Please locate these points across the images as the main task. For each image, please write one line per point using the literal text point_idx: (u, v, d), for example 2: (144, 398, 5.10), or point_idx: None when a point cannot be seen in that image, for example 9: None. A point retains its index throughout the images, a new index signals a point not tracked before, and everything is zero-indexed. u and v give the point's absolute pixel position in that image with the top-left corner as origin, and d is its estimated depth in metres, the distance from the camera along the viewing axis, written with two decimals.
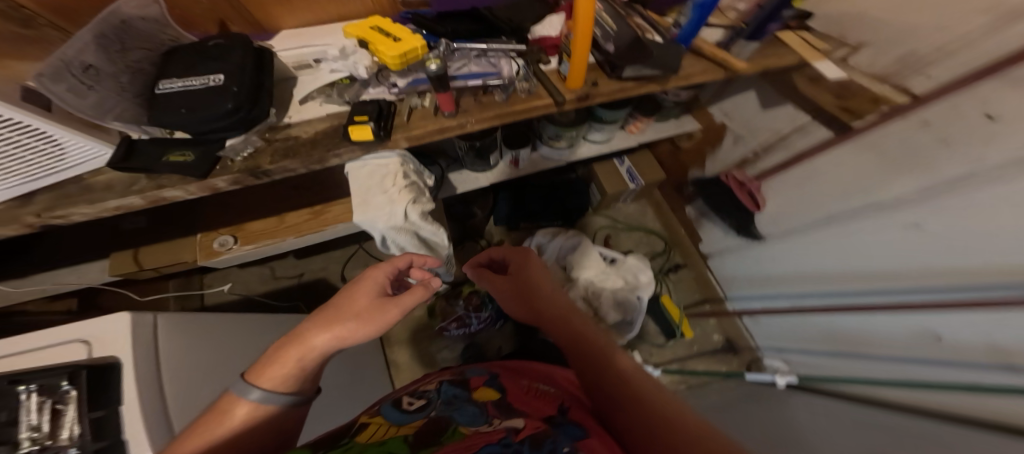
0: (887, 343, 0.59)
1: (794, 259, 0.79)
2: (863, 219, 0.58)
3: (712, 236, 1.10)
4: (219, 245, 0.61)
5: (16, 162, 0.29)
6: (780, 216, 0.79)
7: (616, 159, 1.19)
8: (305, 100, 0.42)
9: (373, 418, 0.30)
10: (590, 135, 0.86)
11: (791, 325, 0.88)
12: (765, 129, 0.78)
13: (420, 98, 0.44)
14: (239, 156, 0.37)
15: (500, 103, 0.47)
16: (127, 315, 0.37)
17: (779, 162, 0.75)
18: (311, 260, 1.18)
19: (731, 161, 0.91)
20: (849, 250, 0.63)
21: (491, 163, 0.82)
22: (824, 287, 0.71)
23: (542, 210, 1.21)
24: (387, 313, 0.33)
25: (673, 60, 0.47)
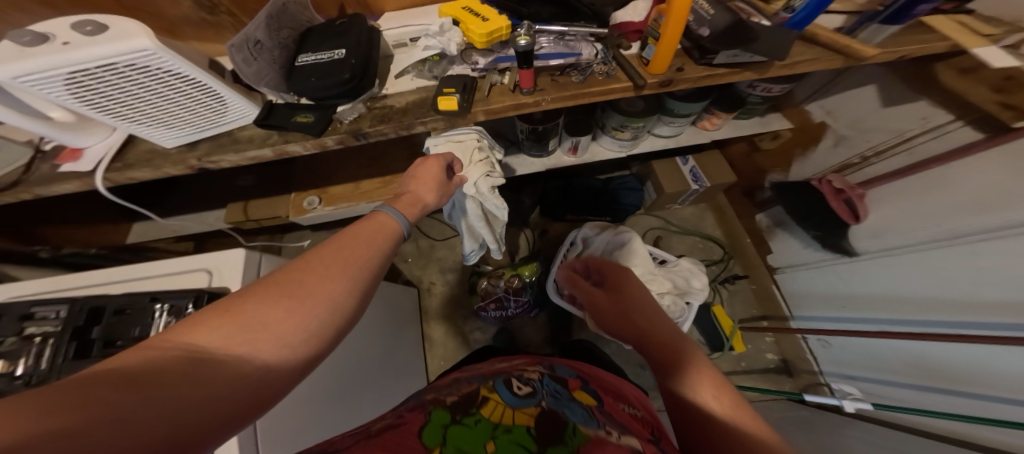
0: (1004, 381, 0.52)
1: (892, 279, 0.71)
2: (1006, 236, 0.50)
3: (786, 246, 1.02)
4: (307, 204, 0.69)
5: (192, 112, 0.38)
6: (884, 232, 0.71)
7: (678, 158, 1.14)
8: (400, 74, 0.47)
9: (490, 392, 0.41)
10: (656, 128, 0.83)
11: (870, 352, 0.80)
12: (884, 130, 0.69)
13: (500, 75, 0.47)
14: (345, 120, 0.43)
15: (576, 84, 0.48)
16: (240, 251, 0.41)
17: (900, 166, 0.68)
18: None
19: (829, 166, 0.84)
20: (977, 273, 0.55)
21: (548, 149, 0.83)
22: (933, 315, 0.63)
23: (592, 203, 1.20)
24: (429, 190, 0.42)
25: (780, 47, 0.44)
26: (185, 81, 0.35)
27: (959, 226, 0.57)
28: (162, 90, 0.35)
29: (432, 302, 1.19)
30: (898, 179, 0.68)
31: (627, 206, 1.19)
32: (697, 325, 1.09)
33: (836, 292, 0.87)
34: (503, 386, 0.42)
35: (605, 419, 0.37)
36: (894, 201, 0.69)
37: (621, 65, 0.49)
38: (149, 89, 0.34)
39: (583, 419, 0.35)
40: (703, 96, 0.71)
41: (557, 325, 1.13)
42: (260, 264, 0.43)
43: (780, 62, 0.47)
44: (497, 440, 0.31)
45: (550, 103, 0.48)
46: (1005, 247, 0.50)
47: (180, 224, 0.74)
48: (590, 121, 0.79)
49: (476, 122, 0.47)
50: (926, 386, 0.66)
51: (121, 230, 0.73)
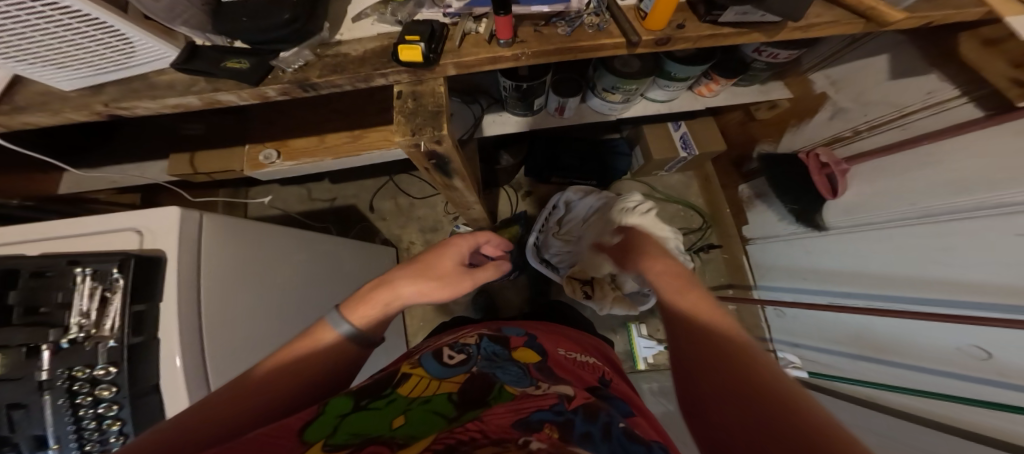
0: (926, 355, 0.57)
1: (855, 257, 0.74)
2: (968, 221, 0.51)
3: (762, 219, 1.04)
4: (264, 158, 0.63)
5: (88, 52, 0.31)
6: (858, 210, 0.72)
7: (671, 123, 1.09)
8: (358, 17, 0.40)
9: (414, 369, 0.41)
10: (650, 92, 0.78)
11: (817, 323, 0.87)
12: (887, 104, 0.66)
13: (475, 23, 0.40)
14: (290, 68, 0.37)
15: (562, 38, 0.42)
16: (174, 208, 0.38)
17: (887, 143, 0.66)
18: (344, 187, 1.23)
19: (819, 139, 0.82)
20: (930, 258, 0.58)
21: (533, 108, 0.76)
22: (883, 291, 0.67)
23: (578, 167, 1.16)
24: (449, 281, 0.47)
25: (798, 8, 0.39)
26: (76, 18, 0.28)
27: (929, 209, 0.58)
28: (48, 27, 0.28)
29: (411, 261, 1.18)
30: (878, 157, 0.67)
31: (614, 171, 1.16)
32: None
33: (799, 267, 0.91)
34: (432, 360, 0.44)
35: (540, 375, 0.41)
36: (871, 184, 0.69)
37: (617, 17, 0.43)
38: (29, 26, 0.27)
39: (513, 379, 0.39)
40: (705, 58, 0.65)
41: (534, 287, 1.17)
42: (201, 224, 0.41)
43: (792, 23, 0.42)
44: (411, 414, 0.30)
45: (532, 60, 0.42)
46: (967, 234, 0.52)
47: (122, 175, 0.68)
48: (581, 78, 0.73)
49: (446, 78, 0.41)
50: (859, 353, 0.73)
51: (51, 180, 0.66)
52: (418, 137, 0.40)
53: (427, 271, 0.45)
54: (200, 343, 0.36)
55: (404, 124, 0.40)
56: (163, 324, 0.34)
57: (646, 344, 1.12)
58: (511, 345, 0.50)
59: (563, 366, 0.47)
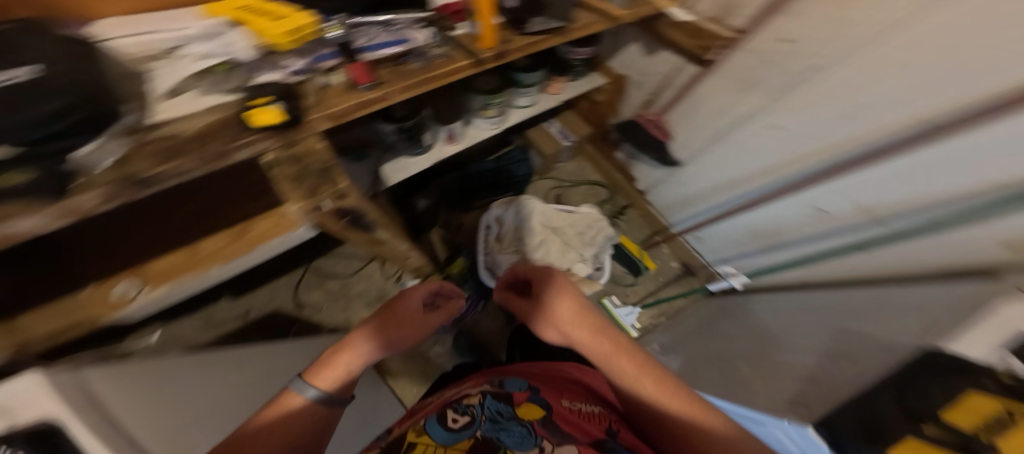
0: (797, 225, 0.81)
1: (716, 170, 0.95)
2: (789, 100, 0.68)
3: (644, 172, 1.26)
4: (120, 295, 0.54)
5: None
6: (690, 139, 0.95)
7: (546, 122, 1.29)
8: (176, 97, 0.38)
9: (422, 436, 0.47)
10: (516, 101, 0.90)
11: (723, 236, 1.09)
12: (654, 73, 0.93)
13: (326, 75, 0.44)
14: (99, 167, 0.32)
15: (419, 70, 0.48)
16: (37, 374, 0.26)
17: (671, 97, 0.94)
18: (250, 296, 1.11)
19: (636, 104, 1.06)
20: (766, 148, 0.78)
21: (424, 143, 0.82)
22: (750, 185, 0.87)
23: (492, 185, 1.31)
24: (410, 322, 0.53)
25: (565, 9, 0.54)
26: None
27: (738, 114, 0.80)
28: None
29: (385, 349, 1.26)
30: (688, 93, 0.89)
31: (522, 177, 1.30)
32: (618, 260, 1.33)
33: (684, 197, 1.13)
34: (439, 424, 0.49)
35: (545, 431, 0.47)
36: (694, 116, 0.91)
37: (459, 43, 0.50)
38: None
39: (517, 441, 0.45)
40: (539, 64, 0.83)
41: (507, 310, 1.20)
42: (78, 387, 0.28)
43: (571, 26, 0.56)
44: None
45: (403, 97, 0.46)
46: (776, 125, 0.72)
47: None
48: (453, 105, 0.82)
49: (321, 133, 0.43)
50: (762, 246, 0.97)
51: None
52: (318, 197, 0.44)
53: (380, 325, 0.50)
54: None
55: (295, 188, 0.43)
56: None
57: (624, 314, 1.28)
58: (514, 400, 0.54)
59: (566, 415, 0.52)
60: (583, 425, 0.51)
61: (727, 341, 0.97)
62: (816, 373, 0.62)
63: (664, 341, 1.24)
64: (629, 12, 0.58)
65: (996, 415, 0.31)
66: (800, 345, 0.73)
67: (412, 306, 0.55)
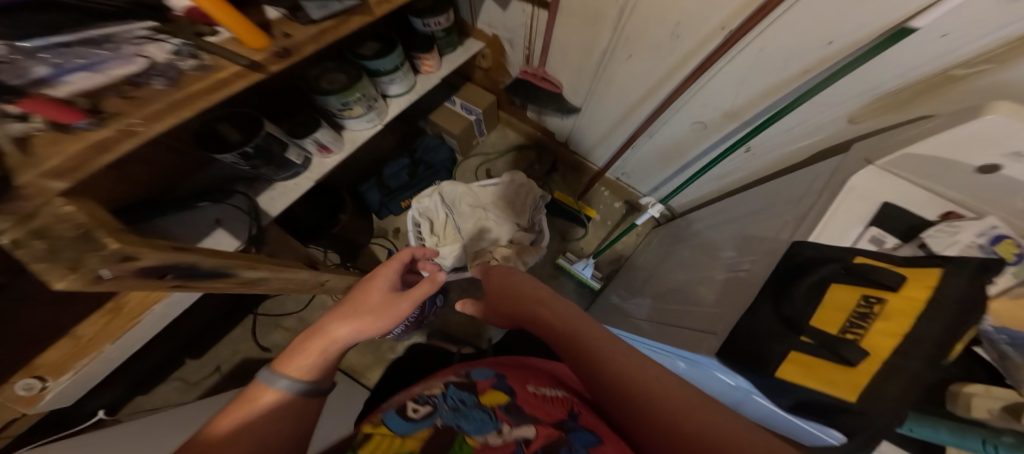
0: (688, 140, 0.88)
1: (608, 108, 0.97)
2: (630, 27, 0.68)
3: (556, 125, 1.27)
4: (26, 389, 0.54)
5: None
6: (576, 86, 0.95)
7: (447, 101, 1.32)
8: None
9: (378, 428, 0.40)
10: (388, 91, 0.86)
11: (645, 166, 1.14)
12: (518, 25, 0.89)
13: (21, 121, 0.34)
14: None
15: (169, 90, 0.41)
16: None
17: (540, 50, 0.91)
18: (214, 354, 1.43)
19: (519, 61, 1.02)
20: (631, 81, 0.81)
21: (298, 162, 0.78)
22: (639, 112, 0.90)
23: (414, 182, 1.30)
24: (398, 306, 0.50)
25: None
26: None
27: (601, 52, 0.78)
28: None
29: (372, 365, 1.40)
30: (551, 42, 0.85)
31: (441, 163, 1.32)
32: (562, 218, 1.40)
33: (594, 138, 1.17)
34: (395, 416, 0.41)
35: (506, 415, 0.40)
36: (566, 64, 0.90)
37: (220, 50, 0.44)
38: None
39: (475, 426, 0.37)
40: (392, 46, 0.78)
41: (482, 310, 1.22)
42: None
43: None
44: None
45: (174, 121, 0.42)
46: (634, 57, 0.74)
47: None
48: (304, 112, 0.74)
49: (62, 194, 0.36)
50: (676, 167, 1.03)
51: None
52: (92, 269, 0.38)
53: (358, 310, 0.47)
54: None
55: (54, 271, 0.35)
56: None
57: (582, 267, 1.31)
58: (477, 389, 0.48)
59: (528, 398, 0.47)
60: (545, 407, 0.44)
61: (670, 267, 1.00)
62: (726, 285, 0.63)
63: (625, 280, 1.29)
64: None
65: (865, 300, 0.41)
66: (720, 255, 0.76)
67: (387, 284, 0.54)
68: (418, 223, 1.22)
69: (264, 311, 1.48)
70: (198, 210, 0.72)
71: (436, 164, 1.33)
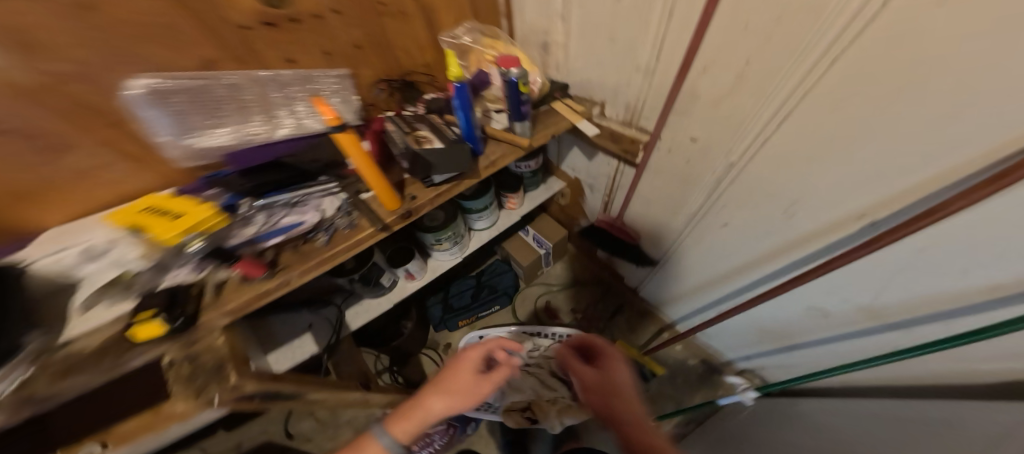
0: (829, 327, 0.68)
1: (707, 266, 0.84)
2: (733, 191, 0.58)
3: (631, 270, 1.21)
4: None
5: None
6: (657, 243, 0.92)
7: (522, 231, 1.31)
8: (89, 308, 0.43)
9: None
10: (475, 225, 0.96)
11: (727, 329, 1.01)
12: (602, 174, 0.88)
13: (225, 270, 0.49)
14: (4, 389, 0.36)
15: (322, 246, 0.53)
16: None
17: (622, 200, 0.89)
18: (247, 429, 1.22)
19: (597, 209, 1.03)
20: (764, 234, 0.60)
21: (387, 284, 0.88)
22: (758, 276, 0.70)
23: (475, 304, 1.30)
24: (477, 383, 0.58)
25: (461, 159, 0.56)
26: None
27: (687, 213, 0.72)
28: None
29: None
30: (633, 197, 0.83)
31: (506, 289, 1.32)
32: None
33: (670, 297, 1.12)
34: None
35: None
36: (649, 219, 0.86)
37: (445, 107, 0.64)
38: None
39: None
40: (482, 190, 0.87)
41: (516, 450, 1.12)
42: None
43: (483, 161, 0.61)
44: None
45: (261, 56, 0.46)
46: (727, 226, 0.66)
47: None
48: (452, 214, 0.86)
49: (220, 327, 0.48)
50: (780, 340, 0.85)
51: None
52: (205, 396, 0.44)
53: (447, 386, 0.57)
54: None
55: (182, 394, 0.44)
56: None
57: None
58: None
59: None
60: None
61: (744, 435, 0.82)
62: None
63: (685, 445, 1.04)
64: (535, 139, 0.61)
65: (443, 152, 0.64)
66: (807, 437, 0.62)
67: (463, 376, 0.58)
68: None
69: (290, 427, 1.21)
70: (298, 313, 0.82)
71: (500, 288, 1.32)
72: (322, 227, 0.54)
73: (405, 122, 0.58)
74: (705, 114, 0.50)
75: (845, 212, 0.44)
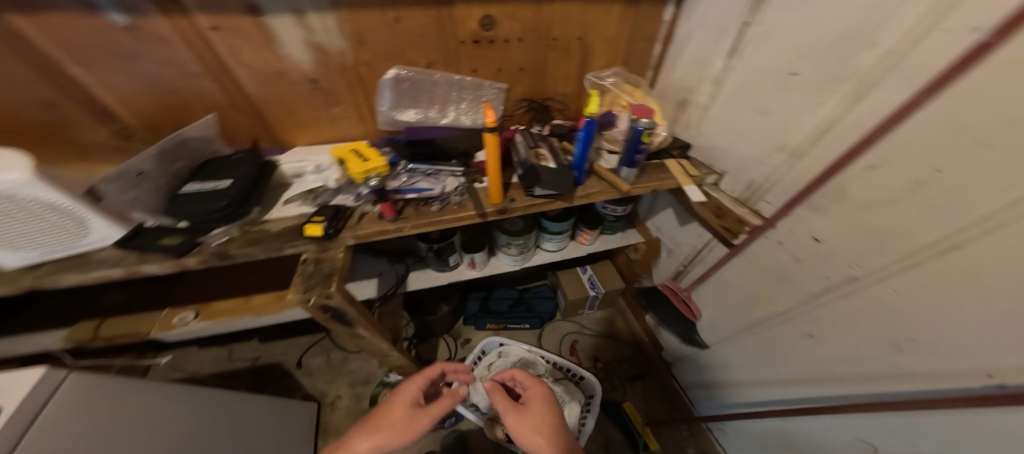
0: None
1: (761, 362, 0.79)
2: (835, 304, 0.54)
3: (671, 343, 1.16)
4: (178, 319, 0.75)
5: (47, 238, 0.46)
6: (714, 326, 0.90)
7: (579, 267, 1.33)
8: (288, 202, 0.61)
9: None
10: (543, 244, 1.02)
11: (750, 428, 0.91)
12: (687, 244, 0.87)
13: (371, 205, 0.62)
14: (216, 241, 0.53)
15: (434, 212, 0.62)
16: (41, 370, 0.43)
17: (699, 275, 0.86)
18: (273, 345, 1.28)
19: (666, 273, 1.01)
20: (847, 353, 0.56)
21: (451, 263, 0.96)
22: (818, 394, 0.65)
23: (508, 315, 1.34)
24: (415, 417, 0.63)
25: (567, 182, 0.60)
26: (60, 214, 0.44)
27: (772, 311, 0.68)
28: (15, 222, 0.43)
29: (334, 418, 1.14)
30: (710, 276, 0.83)
31: (541, 313, 1.34)
32: (616, 426, 1.18)
33: (703, 381, 1.05)
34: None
35: None
36: (719, 299, 0.84)
37: (567, 136, 0.72)
38: (9, 220, 0.42)
39: None
40: (567, 216, 0.93)
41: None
42: (59, 385, 0.44)
43: (578, 193, 0.63)
44: None
45: (457, 68, 0.68)
46: (814, 334, 0.61)
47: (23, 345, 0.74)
48: (531, 226, 0.93)
49: (346, 246, 0.58)
50: None
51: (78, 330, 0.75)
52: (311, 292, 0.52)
53: (378, 424, 0.61)
54: None
55: (305, 283, 0.53)
56: None
57: None
58: None
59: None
60: None
61: None
62: None
63: None
64: (638, 188, 0.62)
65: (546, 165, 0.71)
66: None
67: (397, 410, 0.64)
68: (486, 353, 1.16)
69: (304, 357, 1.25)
70: (379, 259, 0.98)
71: (537, 312, 1.34)
72: (437, 197, 0.63)
73: (531, 139, 0.67)
74: (844, 220, 0.46)
75: (968, 360, 0.38)
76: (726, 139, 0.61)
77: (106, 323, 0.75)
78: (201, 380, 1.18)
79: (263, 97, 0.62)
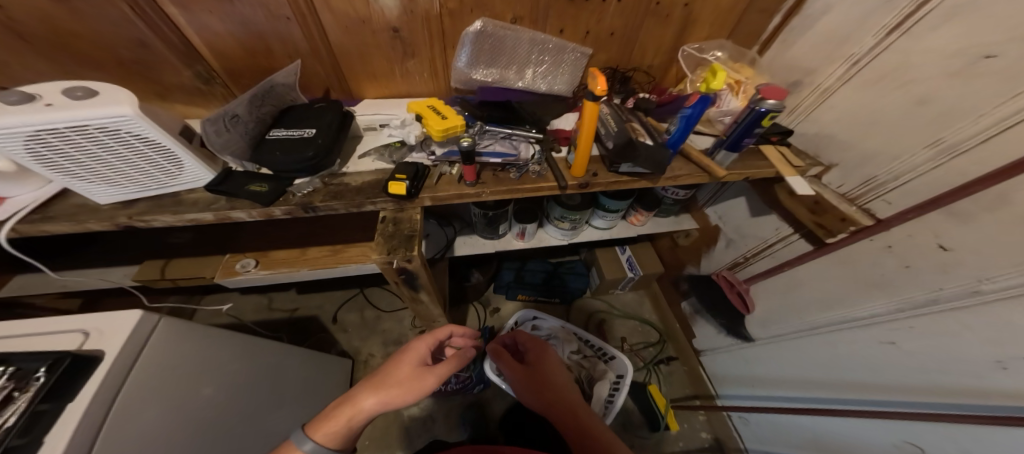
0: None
1: (808, 358, 0.80)
2: (937, 315, 0.55)
3: (706, 333, 1.14)
4: (241, 266, 0.78)
5: (146, 174, 0.48)
6: (767, 320, 0.90)
7: (618, 247, 1.29)
8: (364, 156, 0.59)
9: None
10: (593, 221, 0.99)
11: (779, 423, 0.91)
12: (753, 237, 0.89)
13: (449, 166, 0.59)
14: (299, 192, 0.53)
15: (513, 180, 0.59)
16: (138, 312, 0.46)
17: (766, 268, 0.88)
18: (310, 297, 1.31)
19: (723, 264, 1.02)
20: (926, 361, 0.57)
21: (498, 232, 0.95)
22: (878, 398, 0.65)
23: (542, 287, 1.29)
24: (425, 378, 0.54)
25: (661, 161, 0.57)
26: (156, 149, 0.46)
27: (850, 315, 0.69)
28: (127, 153, 0.45)
29: (365, 375, 1.17)
30: (779, 273, 0.84)
31: (573, 290, 1.29)
32: (634, 400, 1.15)
33: (729, 373, 1.07)
34: None
35: None
36: (779, 298, 0.85)
37: (651, 111, 0.69)
38: (116, 151, 0.44)
39: None
40: (627, 195, 0.90)
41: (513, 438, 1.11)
42: (155, 325, 0.47)
43: (664, 175, 0.61)
44: None
45: (542, 25, 0.63)
46: (896, 339, 0.61)
47: (100, 276, 0.79)
48: (589, 204, 0.90)
49: (422, 208, 0.56)
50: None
51: (151, 267, 0.79)
52: (395, 254, 0.51)
53: (384, 381, 0.52)
54: (106, 412, 0.39)
55: (387, 243, 0.52)
56: (56, 428, 0.36)
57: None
58: None
59: None
60: None
61: None
62: None
63: None
64: (731, 174, 0.60)
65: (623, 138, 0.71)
66: None
67: (405, 366, 0.55)
68: (521, 324, 1.15)
69: (340, 311, 1.29)
70: (428, 221, 0.96)
71: (569, 292, 1.30)
72: (518, 166, 0.60)
73: (621, 112, 0.63)
74: (983, 229, 0.47)
75: None
76: (853, 127, 0.61)
77: (171, 265, 0.79)
78: (246, 327, 1.22)
79: (342, 43, 0.61)
